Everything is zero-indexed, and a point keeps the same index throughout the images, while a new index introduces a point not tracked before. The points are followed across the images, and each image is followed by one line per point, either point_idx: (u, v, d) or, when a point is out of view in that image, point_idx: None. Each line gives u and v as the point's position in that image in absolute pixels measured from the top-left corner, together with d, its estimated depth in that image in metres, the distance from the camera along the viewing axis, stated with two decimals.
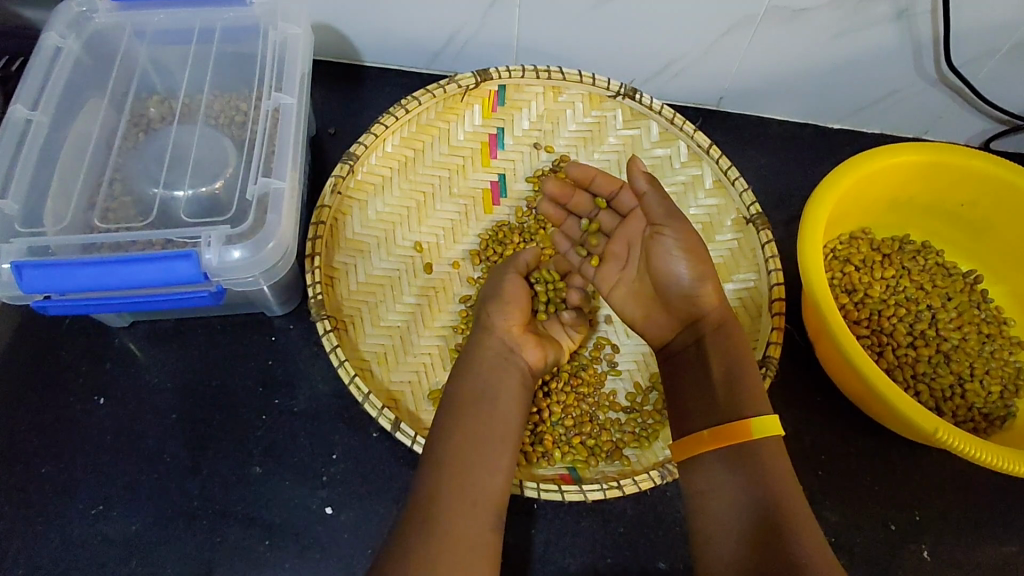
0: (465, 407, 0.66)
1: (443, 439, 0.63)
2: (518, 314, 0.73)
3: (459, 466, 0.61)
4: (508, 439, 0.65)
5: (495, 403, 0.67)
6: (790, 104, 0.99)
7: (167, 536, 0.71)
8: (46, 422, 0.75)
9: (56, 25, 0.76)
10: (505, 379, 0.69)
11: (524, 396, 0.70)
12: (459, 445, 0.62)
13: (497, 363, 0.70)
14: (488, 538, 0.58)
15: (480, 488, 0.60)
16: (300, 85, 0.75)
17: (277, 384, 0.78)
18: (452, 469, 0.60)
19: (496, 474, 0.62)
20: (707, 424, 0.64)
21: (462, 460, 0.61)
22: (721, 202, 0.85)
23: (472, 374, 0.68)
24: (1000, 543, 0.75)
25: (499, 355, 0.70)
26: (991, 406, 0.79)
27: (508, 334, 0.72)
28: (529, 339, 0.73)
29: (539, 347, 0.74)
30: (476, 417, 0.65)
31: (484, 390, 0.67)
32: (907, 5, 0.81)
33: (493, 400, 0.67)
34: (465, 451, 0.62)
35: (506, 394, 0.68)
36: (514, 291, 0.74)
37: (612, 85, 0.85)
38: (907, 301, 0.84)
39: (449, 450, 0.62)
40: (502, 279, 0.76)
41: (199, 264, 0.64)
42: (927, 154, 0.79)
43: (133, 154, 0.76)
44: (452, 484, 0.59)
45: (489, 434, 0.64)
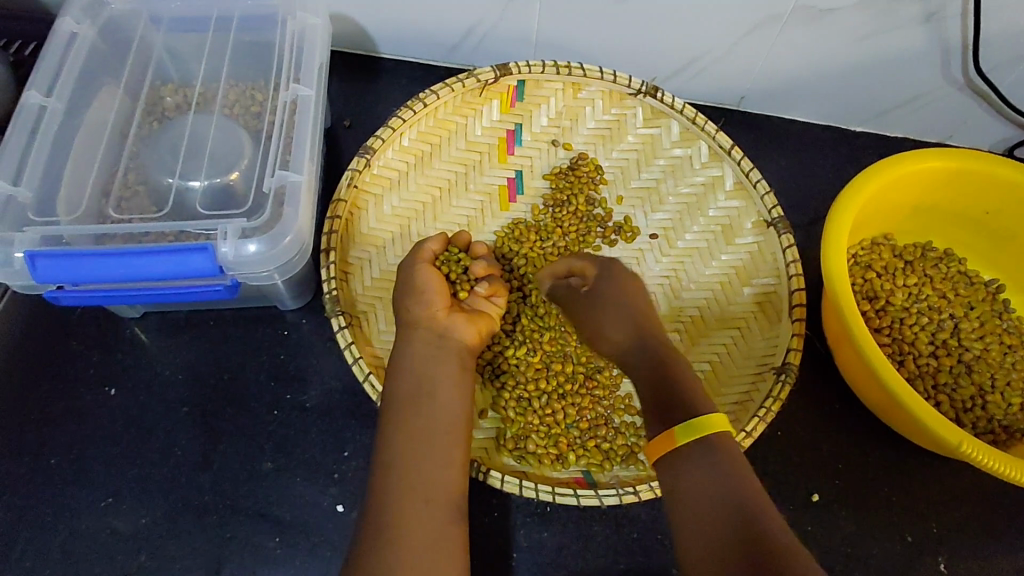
0: (406, 403, 0.63)
1: (393, 437, 0.61)
2: (437, 298, 0.70)
3: (409, 466, 0.59)
4: (455, 430, 0.63)
5: (434, 392, 0.65)
6: (813, 105, 0.98)
7: (176, 530, 0.70)
8: (57, 412, 0.74)
9: (71, 9, 0.74)
10: (442, 366, 0.66)
11: (466, 379, 0.67)
12: (406, 444, 0.60)
13: (429, 351, 0.67)
14: (453, 532, 0.57)
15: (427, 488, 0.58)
16: (318, 76, 0.74)
17: (289, 379, 0.77)
18: (402, 467, 0.59)
19: (447, 468, 0.60)
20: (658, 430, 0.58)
21: (409, 457, 0.60)
22: (741, 204, 0.84)
23: (405, 369, 0.66)
24: (1018, 558, 0.74)
25: (428, 342, 0.68)
26: (1011, 418, 0.77)
27: (433, 322, 0.69)
28: (457, 316, 0.71)
29: (472, 322, 0.71)
30: (419, 411, 0.63)
31: (417, 383, 0.65)
32: (937, 8, 0.79)
33: (433, 390, 0.65)
34: (414, 447, 0.60)
35: (447, 384, 0.66)
36: (429, 279, 0.70)
37: (633, 83, 0.83)
38: (930, 310, 0.82)
39: (399, 448, 0.60)
40: (411, 271, 0.72)
41: (215, 257, 0.63)
42: (954, 160, 0.77)
43: (148, 143, 0.75)
44: (400, 484, 0.58)
45: (436, 427, 0.62)
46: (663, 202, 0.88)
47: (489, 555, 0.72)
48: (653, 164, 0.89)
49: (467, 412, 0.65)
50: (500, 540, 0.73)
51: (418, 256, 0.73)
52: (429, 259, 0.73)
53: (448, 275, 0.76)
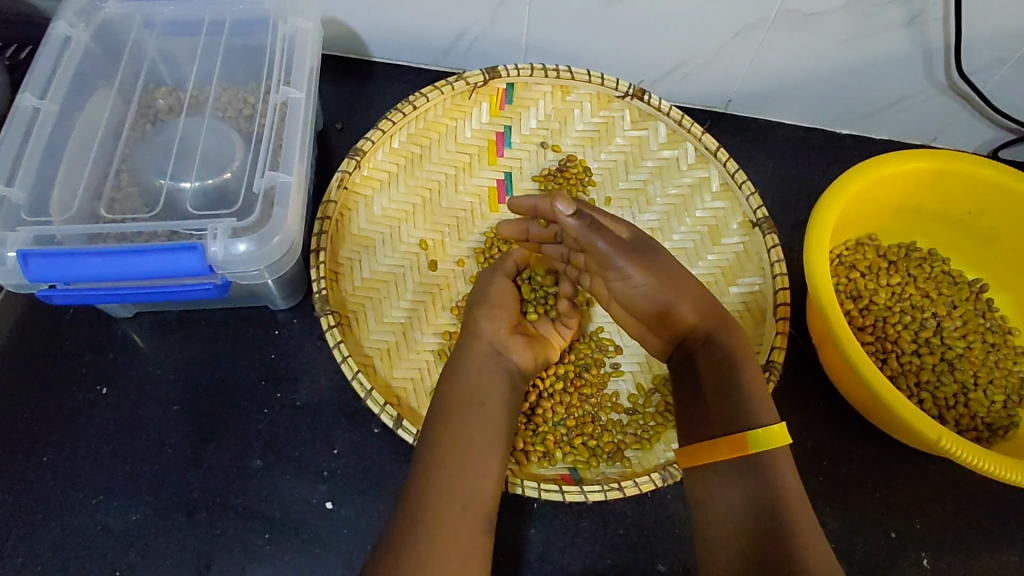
0: (460, 410, 0.65)
1: (440, 438, 0.63)
2: (505, 317, 0.73)
3: (452, 470, 0.60)
4: (496, 445, 0.64)
5: (483, 404, 0.66)
6: (799, 108, 0.99)
7: (167, 527, 0.71)
8: (49, 410, 0.75)
9: (65, 13, 0.76)
10: (492, 382, 0.68)
11: (511, 399, 0.69)
12: (449, 448, 0.62)
13: (484, 364, 0.69)
14: (477, 537, 0.58)
15: (463, 494, 0.59)
16: (309, 79, 0.75)
17: (280, 378, 0.78)
18: (444, 467, 0.60)
19: (483, 478, 0.61)
20: (706, 436, 0.62)
21: (453, 458, 0.61)
22: (726, 205, 0.85)
23: (460, 378, 0.68)
24: (1000, 553, 0.75)
25: (486, 356, 0.70)
26: (994, 415, 0.79)
27: (496, 336, 0.71)
28: (519, 339, 0.73)
29: (530, 348, 0.73)
30: (465, 420, 0.64)
31: (468, 392, 0.67)
32: (918, 11, 0.81)
33: (482, 403, 0.66)
34: (456, 451, 0.62)
35: (494, 398, 0.67)
36: (505, 295, 0.74)
37: (621, 85, 0.84)
38: (913, 309, 0.83)
39: (444, 449, 0.62)
40: (488, 285, 0.75)
41: (205, 257, 0.64)
42: (934, 161, 0.79)
43: (140, 145, 0.76)
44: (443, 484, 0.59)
45: (481, 437, 0.64)
46: (650, 203, 0.89)
47: None
48: (640, 166, 0.90)
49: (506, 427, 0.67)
50: None
51: (500, 270, 0.77)
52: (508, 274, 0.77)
53: (526, 296, 0.80)
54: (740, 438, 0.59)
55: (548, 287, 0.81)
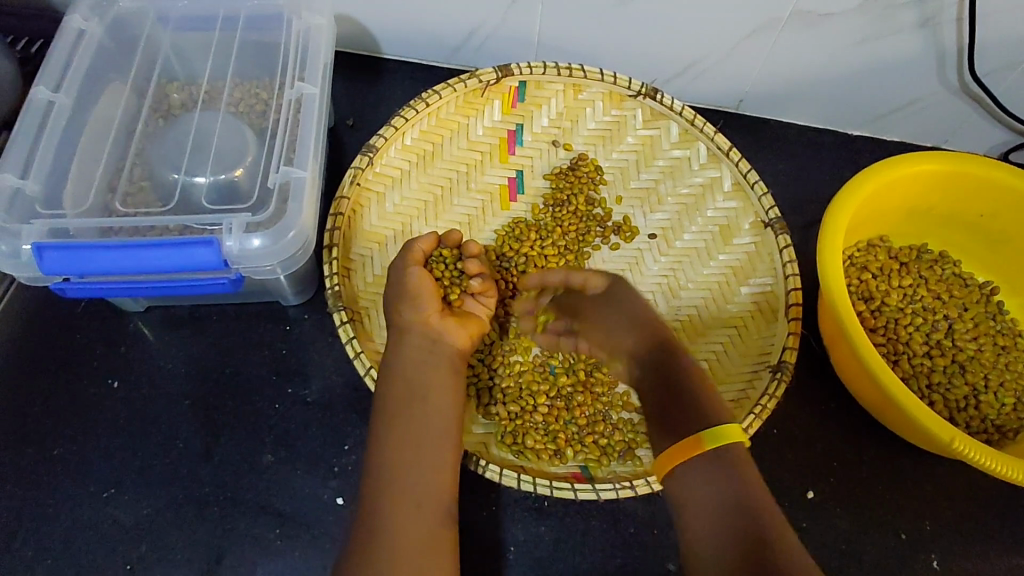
0: (402, 412, 0.63)
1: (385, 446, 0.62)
2: (431, 303, 0.69)
3: (399, 470, 0.60)
4: (448, 433, 0.64)
5: (426, 398, 0.65)
6: (810, 109, 0.99)
7: (177, 521, 0.71)
8: (60, 403, 0.75)
9: (79, 7, 0.76)
10: (431, 371, 0.66)
11: (454, 382, 0.67)
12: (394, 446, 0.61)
13: (418, 356, 0.67)
14: (438, 535, 0.58)
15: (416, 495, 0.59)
16: (322, 74, 0.75)
17: (291, 374, 0.78)
18: (391, 474, 0.60)
19: (431, 478, 0.60)
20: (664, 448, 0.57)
21: (400, 460, 0.61)
22: (738, 205, 0.85)
23: (395, 371, 0.66)
24: (1010, 555, 0.75)
25: (418, 347, 0.67)
26: (1004, 418, 0.79)
27: (426, 330, 0.68)
28: (449, 320, 0.70)
29: (461, 324, 0.71)
30: (409, 414, 0.63)
31: (403, 391, 0.65)
32: (933, 13, 0.81)
33: (421, 394, 0.65)
34: (402, 456, 0.61)
35: (434, 391, 0.65)
36: (422, 280, 0.69)
37: (633, 84, 0.84)
38: (925, 311, 0.83)
39: (387, 457, 0.61)
40: (401, 274, 0.70)
41: (220, 251, 0.64)
42: (947, 163, 0.79)
43: (153, 139, 0.76)
44: (397, 493, 0.59)
45: (424, 432, 0.63)
46: (661, 203, 0.89)
47: (486, 548, 0.72)
48: (652, 165, 0.90)
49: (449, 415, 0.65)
50: (497, 534, 0.73)
51: (409, 257, 0.71)
52: (420, 261, 0.71)
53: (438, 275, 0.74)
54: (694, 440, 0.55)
55: (453, 262, 0.75)
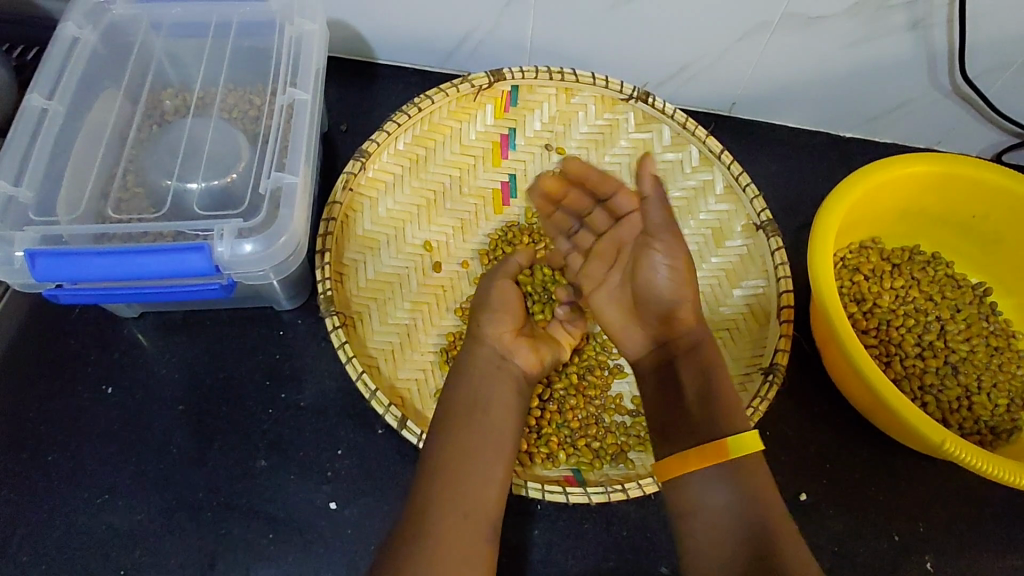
0: (465, 416, 0.65)
1: (444, 446, 0.63)
2: (509, 321, 0.72)
3: (450, 476, 0.61)
4: (502, 447, 0.65)
5: (487, 414, 0.66)
6: (802, 112, 0.99)
7: (171, 526, 0.71)
8: (54, 409, 0.75)
9: (73, 15, 0.76)
10: (497, 386, 0.68)
11: (517, 402, 0.69)
12: (450, 454, 0.62)
13: (487, 369, 0.69)
14: (478, 547, 0.58)
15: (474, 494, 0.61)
16: (315, 80, 0.75)
17: (284, 379, 0.78)
18: (442, 476, 0.61)
19: (489, 483, 0.62)
20: (687, 446, 0.61)
21: (453, 468, 0.61)
22: (730, 207, 0.85)
23: (465, 383, 0.68)
24: (1004, 556, 0.75)
25: (489, 362, 0.70)
26: (997, 419, 0.79)
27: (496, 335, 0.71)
28: (523, 343, 0.72)
29: (535, 351, 0.73)
30: (469, 425, 0.65)
31: (464, 395, 0.67)
32: (923, 14, 0.81)
33: (485, 408, 0.66)
34: (460, 456, 0.62)
35: (493, 394, 0.67)
36: (512, 298, 0.73)
37: (625, 88, 0.85)
38: (917, 312, 0.83)
39: (444, 457, 0.62)
40: (491, 288, 0.75)
41: (211, 257, 0.64)
42: (937, 164, 0.79)
43: (147, 146, 0.76)
44: (454, 491, 0.60)
45: (483, 443, 0.64)
46: None
47: None
48: None
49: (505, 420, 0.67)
50: None
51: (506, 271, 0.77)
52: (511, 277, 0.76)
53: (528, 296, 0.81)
54: (722, 444, 0.59)
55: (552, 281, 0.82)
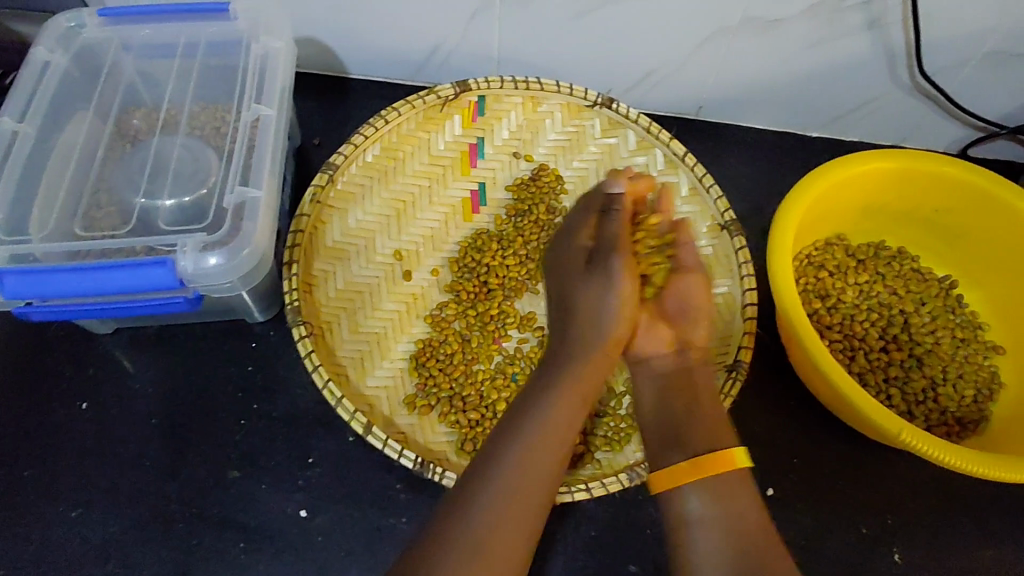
0: (539, 425, 0.59)
1: (524, 430, 0.58)
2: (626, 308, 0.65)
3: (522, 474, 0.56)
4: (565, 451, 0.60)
5: (560, 415, 0.60)
6: (768, 113, 1.01)
7: (144, 538, 0.72)
8: (29, 426, 0.76)
9: (44, 39, 0.78)
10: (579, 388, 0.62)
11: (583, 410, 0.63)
12: (528, 453, 0.57)
13: (582, 374, 0.63)
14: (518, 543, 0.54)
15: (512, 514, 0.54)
16: (280, 96, 0.77)
17: (257, 390, 0.79)
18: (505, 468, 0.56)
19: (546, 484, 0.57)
20: (687, 454, 0.62)
21: (522, 468, 0.56)
22: (696, 209, 0.87)
23: (556, 382, 0.62)
24: (971, 546, 0.75)
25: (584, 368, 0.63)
26: (964, 410, 0.80)
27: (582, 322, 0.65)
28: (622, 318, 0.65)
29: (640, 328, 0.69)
30: (549, 425, 0.59)
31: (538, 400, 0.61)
32: (878, 14, 0.83)
33: (560, 410, 0.60)
34: (533, 451, 0.57)
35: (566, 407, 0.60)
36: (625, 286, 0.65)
37: (589, 95, 0.86)
38: (881, 306, 0.85)
39: (520, 454, 0.57)
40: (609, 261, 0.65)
41: (175, 271, 0.65)
42: (896, 161, 0.80)
43: (118, 165, 0.78)
44: (503, 498, 0.55)
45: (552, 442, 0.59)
46: None
47: None
48: (612, 173, 0.92)
49: (569, 444, 0.60)
50: None
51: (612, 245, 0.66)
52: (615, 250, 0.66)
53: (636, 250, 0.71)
54: (727, 455, 0.61)
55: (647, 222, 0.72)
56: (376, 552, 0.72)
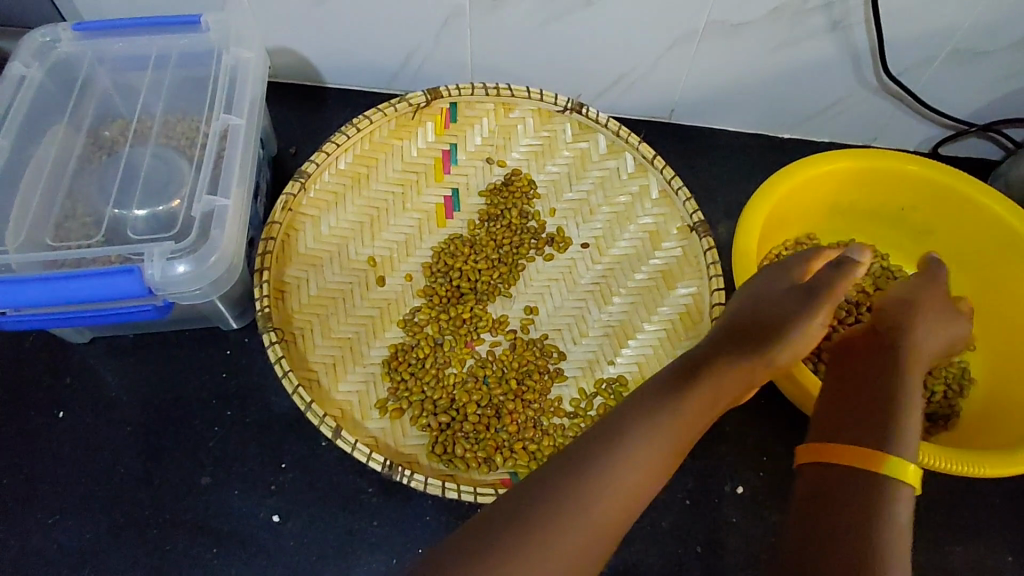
0: (647, 429, 0.51)
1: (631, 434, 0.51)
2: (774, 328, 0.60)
3: (616, 473, 0.48)
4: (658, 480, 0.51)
5: (670, 432, 0.51)
6: (739, 115, 1.02)
7: (118, 544, 0.73)
8: (5, 434, 0.77)
9: (20, 53, 0.79)
10: (699, 406, 0.54)
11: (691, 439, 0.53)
12: (636, 458, 0.49)
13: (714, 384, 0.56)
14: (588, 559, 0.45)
15: (622, 495, 0.48)
16: (250, 107, 0.78)
17: (230, 396, 0.80)
18: (608, 459, 0.49)
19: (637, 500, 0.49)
20: (851, 446, 0.51)
21: (615, 470, 0.49)
22: (666, 211, 0.88)
23: (693, 393, 0.54)
24: (937, 541, 0.76)
25: (727, 378, 0.56)
26: (932, 405, 0.80)
27: (749, 323, 0.61)
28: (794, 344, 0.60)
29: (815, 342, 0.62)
30: (658, 433, 0.51)
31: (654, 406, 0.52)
32: (840, 16, 0.84)
33: (675, 421, 0.52)
34: (639, 465, 0.49)
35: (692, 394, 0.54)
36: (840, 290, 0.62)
37: (560, 100, 0.88)
38: (851, 305, 0.85)
39: (626, 454, 0.49)
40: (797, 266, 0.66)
41: (142, 279, 0.66)
42: (858, 160, 0.82)
43: (94, 176, 0.79)
44: (598, 494, 0.47)
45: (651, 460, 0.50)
46: (594, 213, 0.92)
47: None
48: (584, 177, 0.93)
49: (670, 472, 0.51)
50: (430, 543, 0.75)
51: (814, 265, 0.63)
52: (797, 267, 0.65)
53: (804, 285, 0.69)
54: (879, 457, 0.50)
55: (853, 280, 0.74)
56: (348, 556, 0.73)
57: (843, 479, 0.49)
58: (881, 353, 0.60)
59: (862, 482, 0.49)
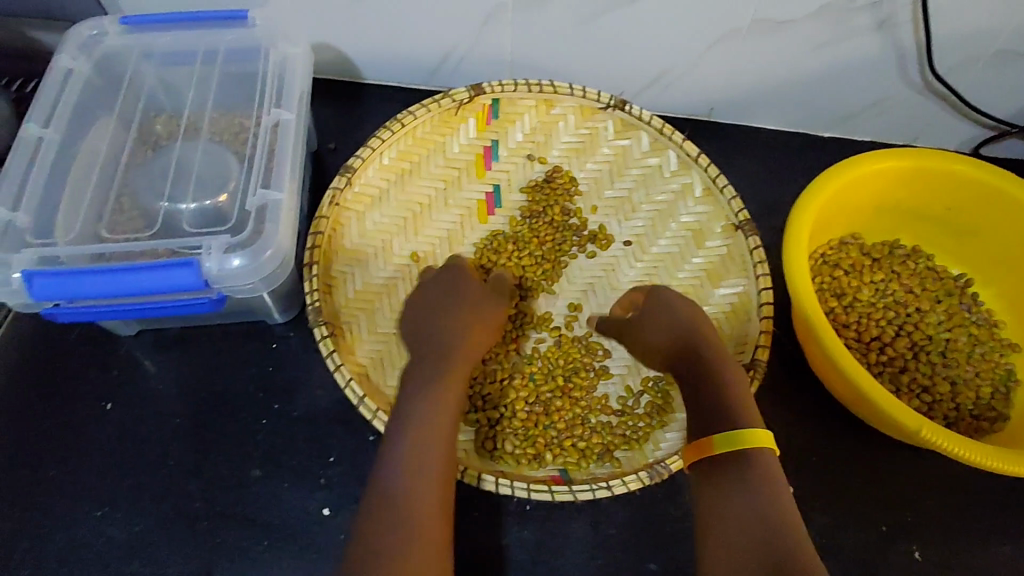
0: (403, 438, 0.61)
1: (398, 444, 0.61)
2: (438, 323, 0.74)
3: (409, 486, 0.59)
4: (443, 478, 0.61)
5: (423, 438, 0.61)
6: (779, 114, 1.01)
7: (168, 536, 0.73)
8: (54, 427, 0.78)
9: (67, 47, 0.79)
10: (426, 402, 0.65)
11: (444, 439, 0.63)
12: (408, 462, 0.60)
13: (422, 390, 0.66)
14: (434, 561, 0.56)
15: (425, 492, 0.59)
16: (298, 102, 0.78)
17: (277, 390, 0.80)
18: (407, 481, 0.59)
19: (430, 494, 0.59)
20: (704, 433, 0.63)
21: (415, 481, 0.59)
22: (709, 209, 0.87)
23: (417, 404, 0.65)
24: (988, 543, 0.75)
25: (418, 382, 0.67)
26: (982, 407, 0.80)
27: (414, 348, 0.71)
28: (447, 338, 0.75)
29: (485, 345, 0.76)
30: (424, 438, 0.62)
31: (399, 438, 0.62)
32: (887, 15, 0.83)
33: (417, 424, 0.63)
34: (415, 474, 0.60)
35: (439, 408, 0.64)
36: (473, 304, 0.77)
37: (602, 97, 0.87)
38: (896, 305, 0.85)
39: (402, 469, 0.60)
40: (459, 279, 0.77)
41: (199, 272, 0.66)
42: (909, 160, 0.80)
43: (140, 170, 0.79)
44: (401, 509, 0.57)
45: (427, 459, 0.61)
46: (635, 211, 0.92)
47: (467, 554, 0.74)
48: (625, 175, 0.92)
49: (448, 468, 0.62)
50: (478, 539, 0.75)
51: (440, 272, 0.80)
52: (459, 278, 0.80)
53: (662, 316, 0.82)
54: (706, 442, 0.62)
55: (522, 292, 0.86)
56: None
57: (723, 468, 0.60)
58: (692, 359, 0.69)
59: (750, 462, 0.59)
